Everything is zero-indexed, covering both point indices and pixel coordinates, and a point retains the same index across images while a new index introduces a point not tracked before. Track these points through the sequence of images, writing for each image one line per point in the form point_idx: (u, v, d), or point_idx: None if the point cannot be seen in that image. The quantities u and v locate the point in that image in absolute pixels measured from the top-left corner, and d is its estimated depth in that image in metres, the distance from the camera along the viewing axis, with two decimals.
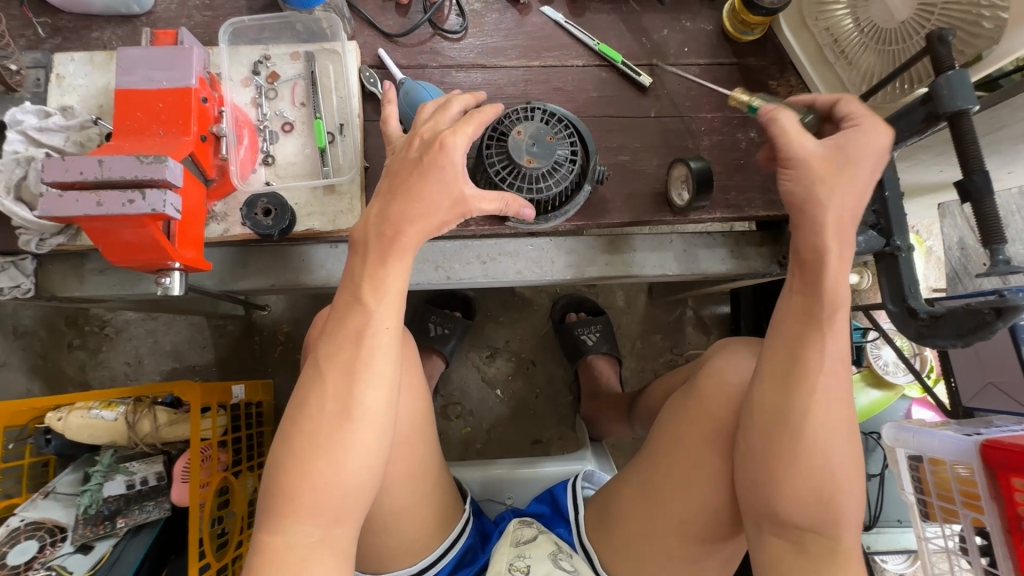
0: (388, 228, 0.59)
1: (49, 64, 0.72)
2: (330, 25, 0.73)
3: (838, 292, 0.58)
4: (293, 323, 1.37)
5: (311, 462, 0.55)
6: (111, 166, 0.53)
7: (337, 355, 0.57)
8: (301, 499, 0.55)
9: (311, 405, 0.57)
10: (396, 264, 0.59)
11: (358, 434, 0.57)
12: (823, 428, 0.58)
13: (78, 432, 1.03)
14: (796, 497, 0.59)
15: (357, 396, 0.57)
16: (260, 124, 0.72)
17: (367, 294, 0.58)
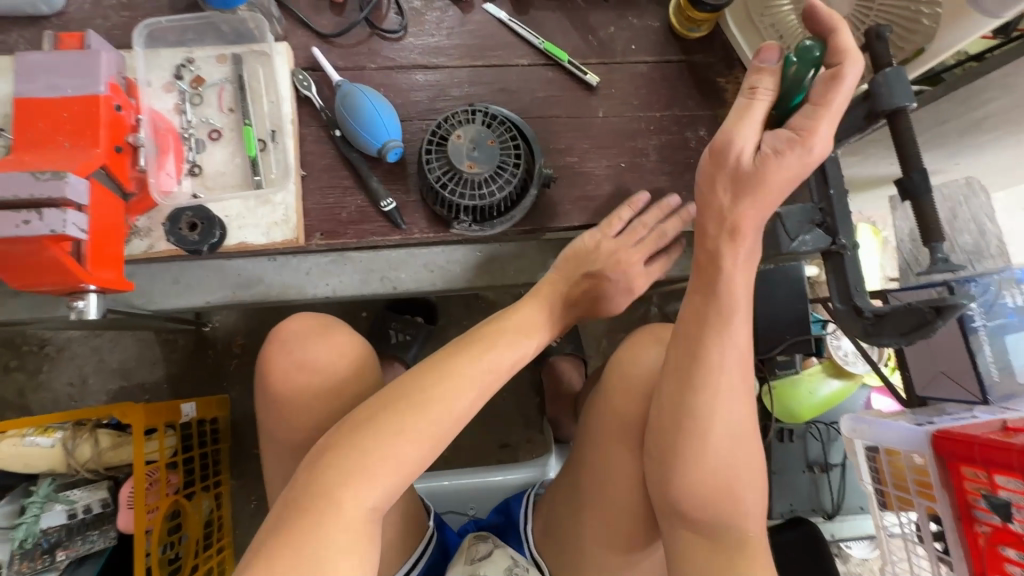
0: (527, 317, 0.70)
1: None
2: (257, 25, 0.69)
3: (739, 292, 0.63)
4: (248, 335, 1.32)
5: (393, 443, 0.57)
6: (3, 184, 0.48)
7: (452, 364, 0.63)
8: (372, 473, 0.56)
9: (366, 438, 0.57)
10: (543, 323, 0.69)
11: (388, 467, 0.57)
12: (725, 412, 0.63)
13: (10, 462, 0.96)
14: (697, 481, 0.63)
15: (403, 438, 0.58)
16: (184, 132, 0.67)
17: (471, 364, 0.63)
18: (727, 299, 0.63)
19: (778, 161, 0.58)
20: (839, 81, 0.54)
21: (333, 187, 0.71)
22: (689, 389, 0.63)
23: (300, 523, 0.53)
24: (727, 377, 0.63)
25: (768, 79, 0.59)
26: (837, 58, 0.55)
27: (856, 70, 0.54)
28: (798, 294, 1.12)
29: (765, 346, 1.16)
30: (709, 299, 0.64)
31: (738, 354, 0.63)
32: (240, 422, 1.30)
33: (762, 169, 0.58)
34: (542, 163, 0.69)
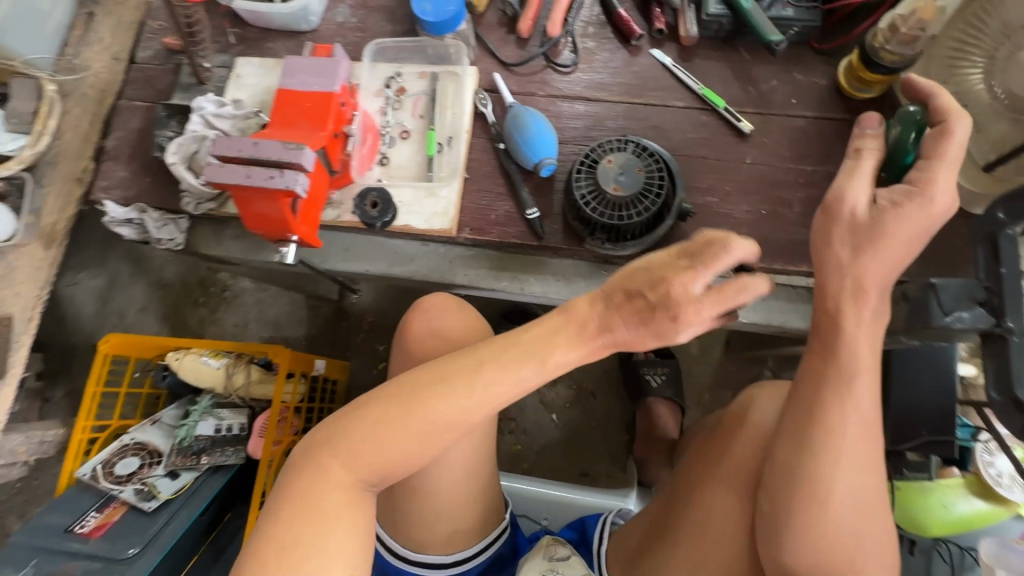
0: (603, 315, 0.64)
1: (232, 65, 0.88)
2: (457, 51, 0.84)
3: (863, 359, 0.62)
4: (377, 314, 1.48)
5: (388, 433, 0.64)
6: (263, 148, 0.65)
7: (463, 373, 0.65)
8: (370, 456, 0.64)
9: (381, 407, 0.65)
10: (565, 346, 0.64)
11: (394, 440, 0.64)
12: (840, 479, 0.62)
13: (188, 373, 1.19)
14: (803, 540, 0.62)
15: (411, 420, 0.64)
16: (382, 130, 0.82)
17: (498, 366, 0.64)
18: (851, 366, 0.62)
19: (901, 212, 0.58)
20: (948, 135, 0.57)
21: (489, 192, 0.80)
22: (806, 450, 0.63)
23: (301, 486, 0.63)
24: (846, 445, 0.62)
25: (875, 141, 0.60)
26: (942, 116, 0.58)
27: (967, 125, 0.57)
28: (945, 388, 1.01)
29: (894, 437, 1.04)
30: (830, 362, 0.63)
31: (863, 423, 0.62)
32: (355, 390, 1.46)
33: (890, 217, 0.58)
34: (682, 198, 0.73)
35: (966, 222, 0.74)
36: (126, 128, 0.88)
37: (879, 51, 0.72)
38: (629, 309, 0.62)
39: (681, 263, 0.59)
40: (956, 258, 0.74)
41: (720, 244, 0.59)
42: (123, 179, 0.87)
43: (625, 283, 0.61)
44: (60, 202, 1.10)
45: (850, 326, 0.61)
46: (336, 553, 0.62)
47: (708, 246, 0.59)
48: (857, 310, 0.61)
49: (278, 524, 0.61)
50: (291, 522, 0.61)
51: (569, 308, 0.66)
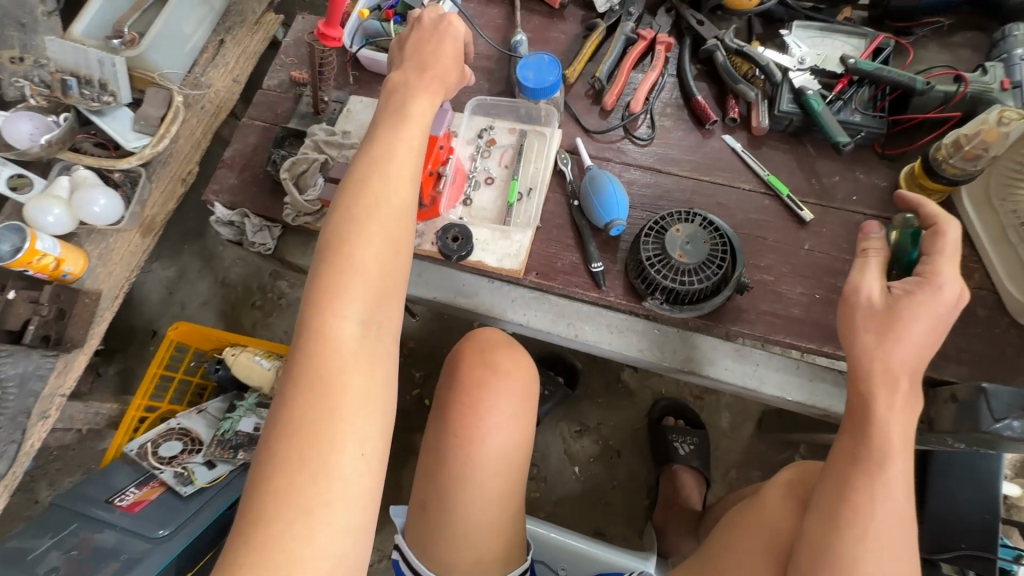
0: (416, 72, 0.73)
1: (345, 101, 0.99)
2: (547, 115, 0.92)
3: (895, 443, 0.62)
4: (419, 341, 1.54)
5: (359, 241, 0.61)
6: None
7: (378, 155, 0.66)
8: (347, 280, 0.60)
9: (363, 201, 0.63)
10: (427, 94, 0.72)
11: (382, 219, 0.63)
12: (870, 562, 0.61)
13: (241, 370, 1.26)
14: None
15: (388, 192, 0.64)
16: (470, 174, 0.91)
17: (405, 122, 0.69)
18: (882, 449, 0.62)
19: (912, 298, 0.63)
20: (941, 234, 0.66)
21: (558, 241, 0.87)
22: (833, 530, 0.63)
23: (304, 370, 0.57)
24: (875, 529, 0.61)
25: (878, 242, 0.69)
26: (933, 221, 0.68)
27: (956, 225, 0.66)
28: (986, 502, 0.98)
29: (931, 545, 1.01)
30: (862, 444, 0.63)
31: (895, 508, 0.62)
32: None
33: (900, 302, 0.63)
34: (742, 273, 0.78)
35: (1018, 334, 0.77)
36: (243, 142, 0.99)
37: (941, 163, 0.77)
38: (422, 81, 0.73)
39: (428, 36, 0.76)
40: (1007, 368, 0.76)
41: (443, 21, 0.77)
42: (232, 186, 0.97)
43: (415, 67, 0.74)
44: (162, 198, 1.21)
45: (881, 412, 0.63)
46: (362, 410, 0.57)
47: (444, 24, 0.77)
48: (893, 394, 0.62)
49: (287, 431, 0.55)
50: (302, 410, 0.55)
51: (384, 100, 0.72)
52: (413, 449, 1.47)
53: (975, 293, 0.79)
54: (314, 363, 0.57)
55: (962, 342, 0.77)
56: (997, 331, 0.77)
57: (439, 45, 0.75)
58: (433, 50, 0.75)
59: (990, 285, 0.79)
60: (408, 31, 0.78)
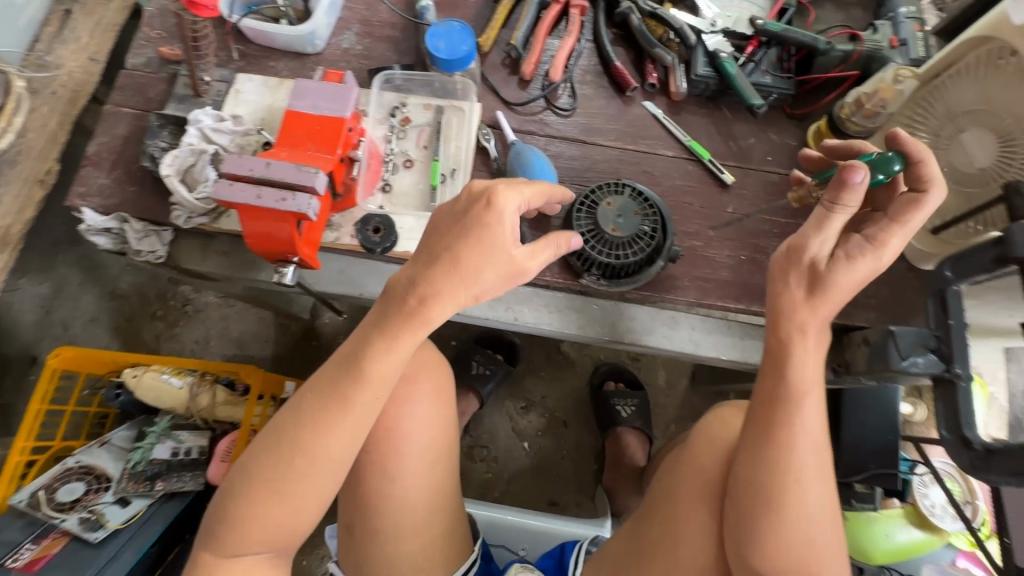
0: (411, 296, 0.62)
1: (232, 80, 0.88)
2: (464, 88, 0.87)
3: (809, 382, 0.65)
4: (349, 336, 1.46)
5: (268, 501, 0.62)
6: (276, 168, 0.64)
7: (319, 416, 0.62)
8: (248, 534, 0.63)
9: (277, 459, 0.62)
10: (404, 336, 0.63)
11: (304, 484, 0.62)
12: (805, 496, 0.65)
13: (146, 392, 1.12)
14: (777, 558, 0.65)
15: (317, 455, 0.62)
16: (386, 157, 0.83)
17: (365, 367, 0.63)
18: (797, 392, 0.65)
19: (854, 264, 0.61)
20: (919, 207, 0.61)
21: None
22: (769, 476, 0.65)
23: None
24: (802, 467, 0.65)
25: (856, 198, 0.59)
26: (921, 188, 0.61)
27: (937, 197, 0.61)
28: (889, 425, 1.10)
29: (846, 469, 1.12)
30: (781, 389, 0.65)
31: (816, 442, 0.66)
32: None
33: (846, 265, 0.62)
34: (673, 242, 0.78)
35: (915, 277, 0.83)
36: (110, 134, 0.85)
37: (845, 121, 0.85)
38: (404, 313, 0.63)
39: (455, 225, 0.63)
40: (908, 308, 0.82)
41: (483, 203, 0.62)
42: (103, 187, 0.83)
43: (405, 287, 0.63)
44: (16, 205, 1.01)
45: (797, 355, 0.65)
46: None
47: (491, 207, 0.62)
48: (811, 340, 0.64)
49: None
50: None
51: (360, 334, 0.64)
52: None
53: None
54: None
55: (870, 288, 0.83)
56: (897, 276, 0.84)
57: (482, 232, 0.62)
58: (458, 246, 0.62)
59: None
60: (450, 202, 0.65)
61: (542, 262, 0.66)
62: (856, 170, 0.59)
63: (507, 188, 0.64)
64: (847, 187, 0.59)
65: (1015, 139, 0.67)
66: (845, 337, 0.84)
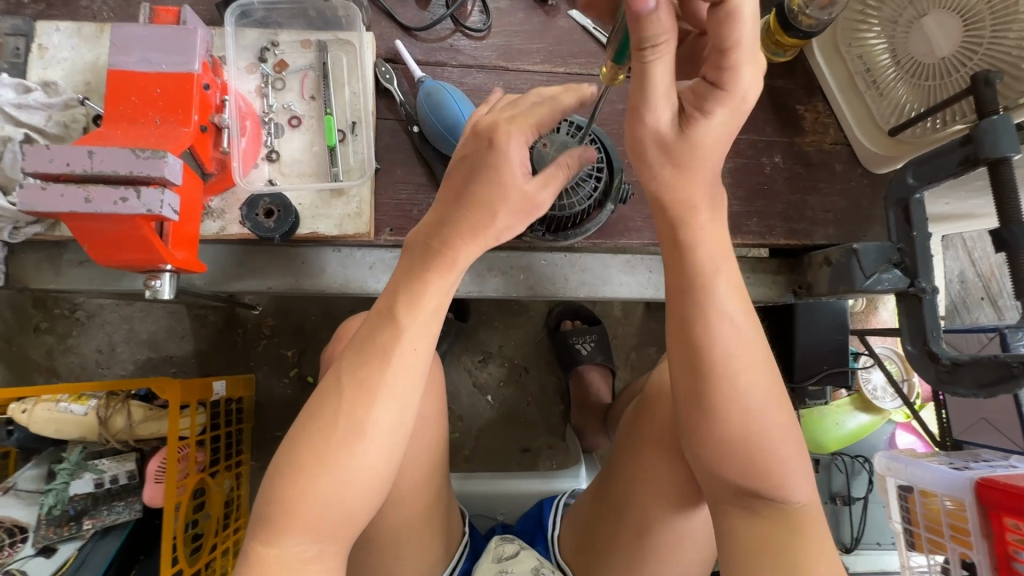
0: (439, 240, 0.53)
1: (30, 32, 0.65)
2: (347, 14, 0.68)
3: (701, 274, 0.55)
4: (279, 317, 1.31)
5: (321, 471, 0.50)
6: (103, 158, 0.48)
7: (359, 372, 0.51)
8: (296, 513, 0.50)
9: (323, 419, 0.51)
10: (439, 280, 0.53)
11: (366, 452, 0.51)
12: (740, 385, 0.55)
13: (44, 426, 0.96)
14: (727, 461, 0.56)
15: (372, 415, 0.51)
16: (264, 116, 0.66)
17: (403, 309, 0.52)
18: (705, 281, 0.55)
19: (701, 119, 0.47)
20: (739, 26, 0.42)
21: (408, 184, 0.70)
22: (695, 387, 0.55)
23: None
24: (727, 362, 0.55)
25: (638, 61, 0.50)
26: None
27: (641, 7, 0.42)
28: (838, 325, 1.14)
29: (802, 374, 1.15)
30: (683, 280, 0.56)
31: (737, 331, 0.55)
32: (266, 404, 1.30)
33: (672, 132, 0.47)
34: (621, 179, 0.69)
35: (870, 184, 0.79)
36: None
37: (797, 14, 0.70)
38: (428, 261, 0.53)
39: (465, 167, 0.52)
40: (866, 218, 0.78)
41: (487, 142, 0.50)
42: None
43: (432, 233, 0.53)
44: None
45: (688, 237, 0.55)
46: None
47: (494, 153, 0.51)
48: (702, 214, 0.54)
49: None
50: None
51: (391, 287, 0.55)
52: None
53: (832, 149, 0.79)
54: None
55: (827, 202, 0.78)
56: (852, 184, 0.79)
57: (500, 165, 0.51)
58: (471, 191, 0.52)
59: (844, 139, 0.80)
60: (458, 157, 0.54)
61: (552, 196, 0.56)
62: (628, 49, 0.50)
63: (510, 123, 0.51)
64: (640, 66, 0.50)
65: (982, 20, 0.60)
66: (805, 257, 0.81)
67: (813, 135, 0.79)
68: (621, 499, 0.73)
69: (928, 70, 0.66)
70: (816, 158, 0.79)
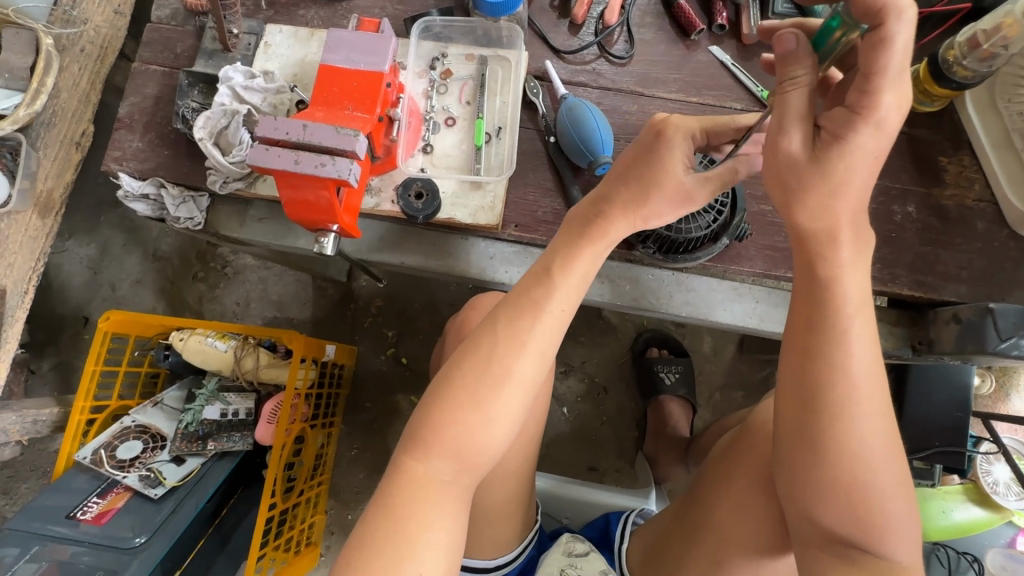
0: (598, 212, 0.60)
1: (261, 32, 0.82)
2: (510, 34, 0.78)
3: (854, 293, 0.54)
4: (387, 299, 1.44)
5: (469, 404, 0.55)
6: (313, 131, 0.60)
7: (513, 323, 0.57)
8: (443, 436, 0.55)
9: (475, 357, 0.57)
10: (592, 246, 0.59)
11: (509, 396, 0.56)
12: (877, 425, 0.54)
13: (194, 355, 1.14)
14: (833, 499, 0.55)
15: (517, 362, 0.56)
16: (426, 115, 0.77)
17: (555, 268, 0.58)
18: (836, 313, 0.53)
19: (846, 146, 0.47)
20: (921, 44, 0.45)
21: (536, 186, 0.77)
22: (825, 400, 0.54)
23: (384, 502, 0.54)
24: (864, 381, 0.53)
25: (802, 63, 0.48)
26: (875, 19, 0.43)
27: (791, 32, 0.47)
28: (958, 401, 1.04)
29: (907, 446, 1.06)
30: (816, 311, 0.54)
31: (861, 372, 0.53)
32: (362, 375, 1.42)
33: (783, 171, 0.50)
34: (742, 219, 0.72)
35: (1016, 246, 0.74)
36: (142, 94, 0.82)
37: (953, 65, 0.69)
38: (586, 232, 0.60)
39: (640, 160, 0.59)
40: (1007, 282, 0.74)
41: (658, 133, 0.58)
42: (137, 151, 0.80)
43: (592, 206, 0.61)
44: (56, 168, 0.99)
45: (827, 272, 0.53)
46: (444, 551, 0.53)
47: (660, 142, 0.58)
48: (844, 250, 0.53)
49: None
50: (382, 557, 0.52)
51: (547, 254, 0.61)
52: (396, 409, 1.41)
53: (975, 205, 0.76)
54: (397, 498, 0.54)
55: (962, 259, 0.74)
56: (995, 244, 0.75)
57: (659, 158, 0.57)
58: (643, 181, 0.58)
59: (990, 196, 0.76)
60: (625, 155, 0.62)
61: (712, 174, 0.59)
62: (784, 34, 0.48)
63: (681, 122, 0.58)
64: (785, 59, 0.48)
65: None
66: (930, 312, 0.77)
67: (954, 189, 0.76)
68: (709, 517, 0.72)
69: None
70: (955, 213, 0.76)
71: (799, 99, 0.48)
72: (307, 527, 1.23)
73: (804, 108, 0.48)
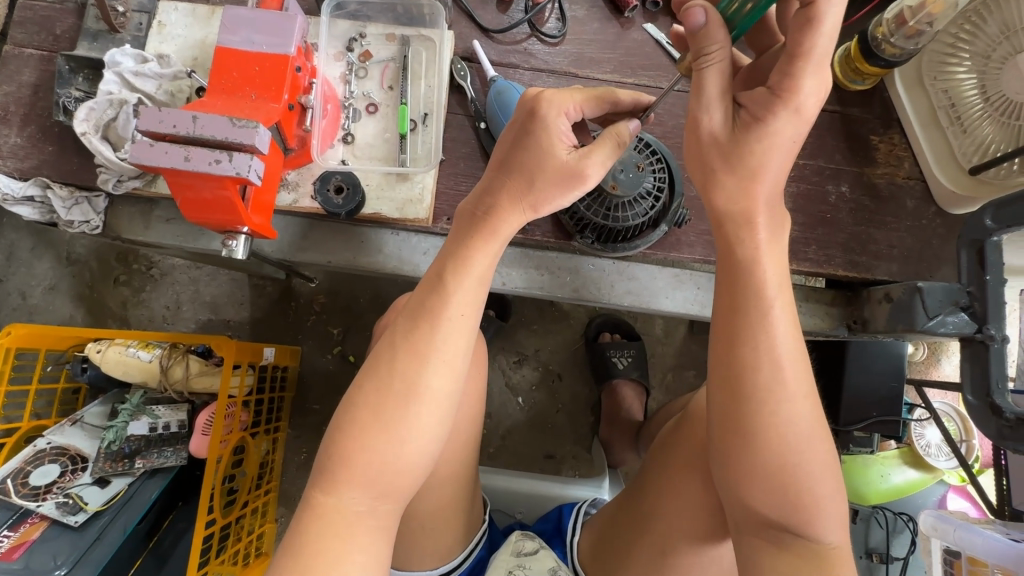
0: (485, 208, 0.57)
1: (154, 11, 0.73)
2: (432, 12, 0.72)
3: (772, 286, 0.53)
4: (331, 296, 1.38)
5: (375, 430, 0.52)
6: (205, 124, 0.53)
7: (412, 336, 0.54)
8: (353, 467, 0.52)
9: (377, 377, 0.53)
10: (482, 245, 0.56)
11: (418, 416, 0.53)
12: (796, 419, 0.53)
13: (113, 367, 1.04)
14: (758, 495, 0.54)
15: (423, 378, 0.53)
16: (345, 101, 0.71)
17: (447, 274, 0.55)
18: (745, 315, 0.53)
19: (766, 127, 0.48)
20: (816, 24, 0.43)
21: (467, 175, 0.72)
22: (739, 402, 0.53)
23: (297, 543, 0.51)
24: (778, 378, 0.52)
25: (712, 38, 0.47)
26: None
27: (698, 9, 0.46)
28: (893, 371, 1.08)
29: (848, 417, 1.10)
30: (732, 315, 0.53)
31: (775, 372, 0.53)
32: (307, 376, 1.36)
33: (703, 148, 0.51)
34: (680, 204, 0.70)
35: (943, 224, 0.75)
36: (16, 82, 0.72)
37: (881, 42, 0.68)
38: (473, 229, 0.56)
39: (510, 143, 0.57)
40: (935, 258, 0.75)
41: (532, 111, 0.55)
42: (15, 147, 0.71)
43: (479, 201, 0.57)
44: None
45: (745, 254, 0.53)
46: None
47: (535, 120, 0.55)
48: (762, 230, 0.53)
49: None
50: None
51: (440, 258, 0.57)
52: None
53: (906, 183, 0.76)
54: (308, 537, 0.51)
55: (894, 238, 0.75)
56: (923, 222, 0.76)
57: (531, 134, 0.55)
58: (518, 162, 0.55)
59: (920, 174, 0.76)
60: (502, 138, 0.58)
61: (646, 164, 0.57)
62: (692, 10, 0.46)
63: (554, 97, 0.55)
64: (694, 36, 0.48)
65: None
66: (864, 291, 0.78)
67: (885, 167, 0.77)
68: (649, 512, 0.72)
69: (1018, 109, 0.64)
70: (886, 192, 0.76)
71: (711, 78, 0.49)
72: (256, 538, 1.18)
73: (721, 88, 0.49)
